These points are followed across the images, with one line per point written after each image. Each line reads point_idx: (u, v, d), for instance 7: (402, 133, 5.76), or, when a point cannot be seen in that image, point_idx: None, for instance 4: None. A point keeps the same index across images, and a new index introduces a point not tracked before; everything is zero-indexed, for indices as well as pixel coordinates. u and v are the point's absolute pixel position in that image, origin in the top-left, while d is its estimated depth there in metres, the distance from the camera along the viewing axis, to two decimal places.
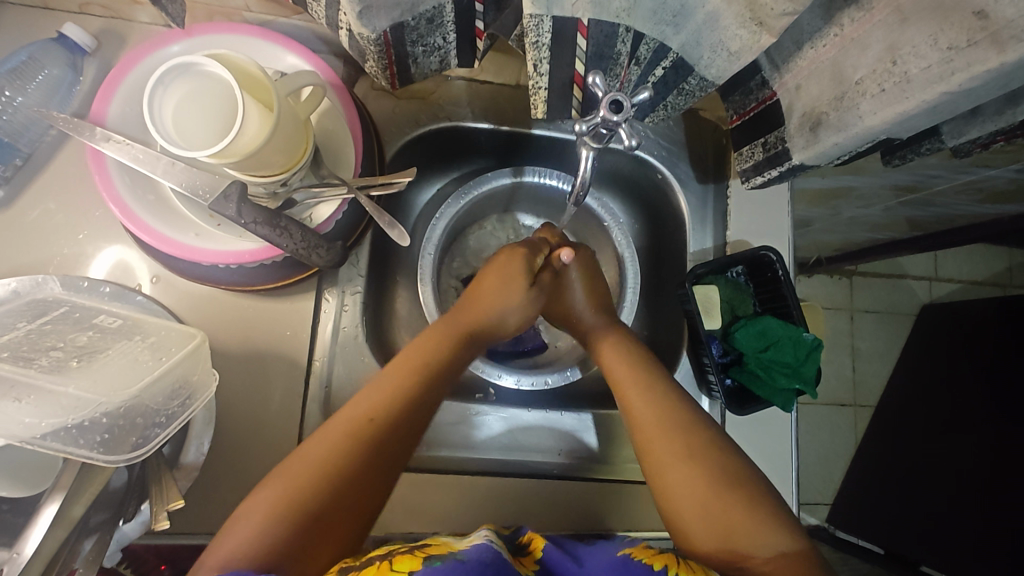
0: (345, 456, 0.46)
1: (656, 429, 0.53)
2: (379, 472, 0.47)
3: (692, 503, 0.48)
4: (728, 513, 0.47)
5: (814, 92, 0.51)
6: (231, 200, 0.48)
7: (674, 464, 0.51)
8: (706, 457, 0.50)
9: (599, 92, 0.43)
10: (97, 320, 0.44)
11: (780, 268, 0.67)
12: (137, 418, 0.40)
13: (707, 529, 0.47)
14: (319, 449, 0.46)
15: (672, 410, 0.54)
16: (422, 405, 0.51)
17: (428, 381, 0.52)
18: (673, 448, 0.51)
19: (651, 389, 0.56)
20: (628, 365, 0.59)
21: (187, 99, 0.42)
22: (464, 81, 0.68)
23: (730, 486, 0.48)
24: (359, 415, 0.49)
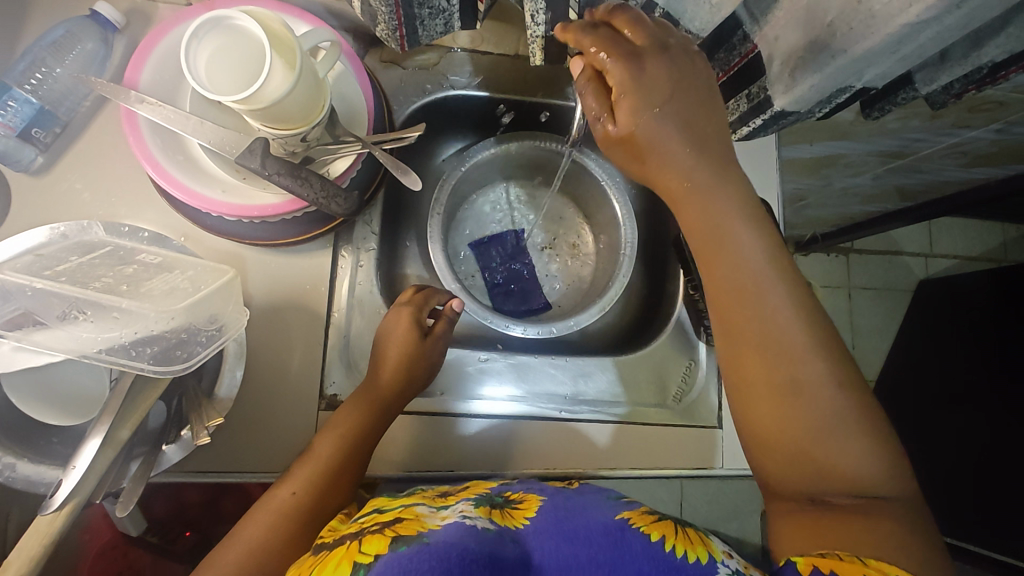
0: (309, 493, 0.52)
1: (756, 327, 0.46)
2: (332, 493, 0.53)
3: (791, 427, 0.44)
4: (814, 437, 0.44)
5: (791, 40, 0.54)
6: (256, 153, 0.54)
7: (774, 381, 0.45)
8: (820, 377, 0.44)
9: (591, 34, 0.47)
10: (139, 258, 0.48)
11: (769, 217, 0.72)
12: (182, 334, 0.44)
13: (788, 453, 0.45)
14: (264, 514, 0.50)
15: (802, 325, 0.45)
16: (368, 438, 0.58)
17: (380, 417, 0.59)
18: (767, 354, 0.45)
19: (771, 278, 0.46)
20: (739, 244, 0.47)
21: (218, 51, 0.47)
22: (466, 52, 0.73)
23: (839, 410, 0.44)
24: (301, 474, 0.53)
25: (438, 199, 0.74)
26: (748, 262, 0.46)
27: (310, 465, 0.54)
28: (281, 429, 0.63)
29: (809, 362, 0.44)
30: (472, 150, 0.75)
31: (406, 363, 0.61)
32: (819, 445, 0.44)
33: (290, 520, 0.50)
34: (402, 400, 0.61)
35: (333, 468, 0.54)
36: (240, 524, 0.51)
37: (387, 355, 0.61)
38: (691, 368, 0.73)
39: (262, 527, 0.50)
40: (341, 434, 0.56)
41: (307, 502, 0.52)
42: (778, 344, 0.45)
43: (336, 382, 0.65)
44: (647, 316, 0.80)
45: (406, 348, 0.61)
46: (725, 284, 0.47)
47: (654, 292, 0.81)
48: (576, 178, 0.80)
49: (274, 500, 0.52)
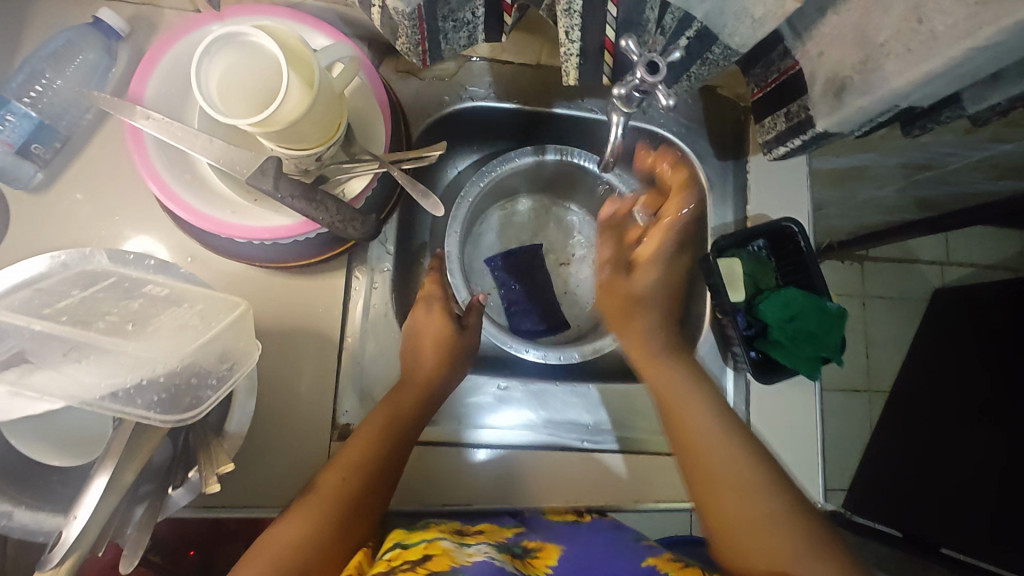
0: (350, 490, 0.51)
1: (738, 486, 0.49)
2: (371, 489, 0.52)
3: (755, 541, 0.47)
4: (780, 556, 0.46)
5: (837, 56, 0.51)
6: (267, 174, 0.50)
7: (740, 489, 0.49)
8: (776, 492, 0.49)
9: (634, 56, 0.44)
10: (146, 290, 0.45)
11: (803, 239, 0.68)
12: (191, 377, 0.41)
13: (756, 561, 0.47)
14: (302, 514, 0.48)
15: (732, 423, 0.53)
16: (407, 433, 0.57)
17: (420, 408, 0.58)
18: (744, 510, 0.48)
19: (730, 445, 0.51)
20: (724, 455, 0.51)
21: (230, 69, 0.43)
22: (486, 62, 0.69)
23: (802, 539, 0.46)
24: (348, 460, 0.53)
25: (454, 219, 0.71)
26: (698, 407, 0.54)
27: (358, 450, 0.54)
28: (291, 461, 0.60)
29: (795, 522, 0.47)
30: (491, 166, 0.72)
31: (444, 348, 0.61)
32: (780, 550, 0.46)
33: (337, 506, 0.50)
34: (444, 389, 0.61)
35: (381, 456, 0.53)
36: (287, 513, 0.49)
37: (426, 343, 0.61)
38: (718, 396, 0.70)
39: (310, 513, 0.49)
40: (388, 419, 0.56)
41: (355, 488, 0.51)
42: (716, 447, 0.51)
43: (348, 411, 0.63)
44: (670, 339, 0.78)
45: (446, 340, 0.61)
46: (713, 462, 0.51)
47: None
48: (600, 195, 0.77)
49: (321, 484, 0.51)
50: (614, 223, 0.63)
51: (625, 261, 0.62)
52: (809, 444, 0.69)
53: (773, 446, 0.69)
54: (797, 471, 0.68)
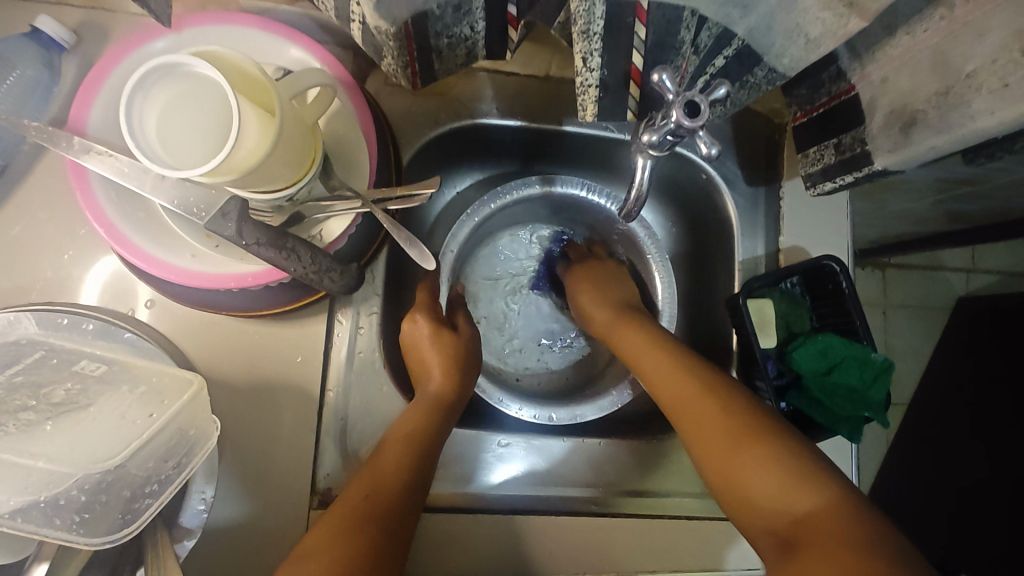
0: (377, 506, 0.44)
1: (713, 430, 0.47)
2: (396, 508, 0.45)
3: (744, 479, 0.44)
4: (775, 487, 0.42)
5: (907, 84, 0.44)
6: (230, 219, 0.42)
7: (714, 429, 0.47)
8: (750, 423, 0.46)
9: (669, 93, 0.37)
10: (79, 367, 0.38)
11: (845, 280, 0.60)
12: (122, 491, 0.35)
13: (768, 507, 0.42)
14: (326, 541, 0.41)
15: (690, 367, 0.52)
16: (428, 451, 0.50)
17: (440, 422, 0.52)
18: (724, 449, 0.45)
19: (710, 394, 0.49)
20: (700, 410, 0.48)
21: (173, 108, 0.36)
22: (488, 73, 0.61)
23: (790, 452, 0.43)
24: (364, 479, 0.47)
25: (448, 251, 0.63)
26: (676, 371, 0.52)
27: (379, 470, 0.47)
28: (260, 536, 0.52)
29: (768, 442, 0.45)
30: (496, 194, 0.63)
31: (452, 362, 0.56)
32: (781, 482, 0.42)
33: (364, 524, 0.42)
34: (460, 405, 0.55)
35: (403, 470, 0.47)
36: (298, 547, 0.41)
37: (428, 352, 0.56)
38: None
39: (324, 532, 0.42)
40: (406, 433, 0.50)
41: (380, 504, 0.44)
42: (686, 398, 0.50)
43: (330, 473, 0.54)
44: None
45: (447, 348, 0.56)
46: (690, 422, 0.48)
47: (698, 355, 0.70)
48: (615, 230, 0.69)
49: (339, 508, 0.44)
50: (588, 274, 0.66)
51: (620, 304, 0.62)
52: None
53: None
54: None
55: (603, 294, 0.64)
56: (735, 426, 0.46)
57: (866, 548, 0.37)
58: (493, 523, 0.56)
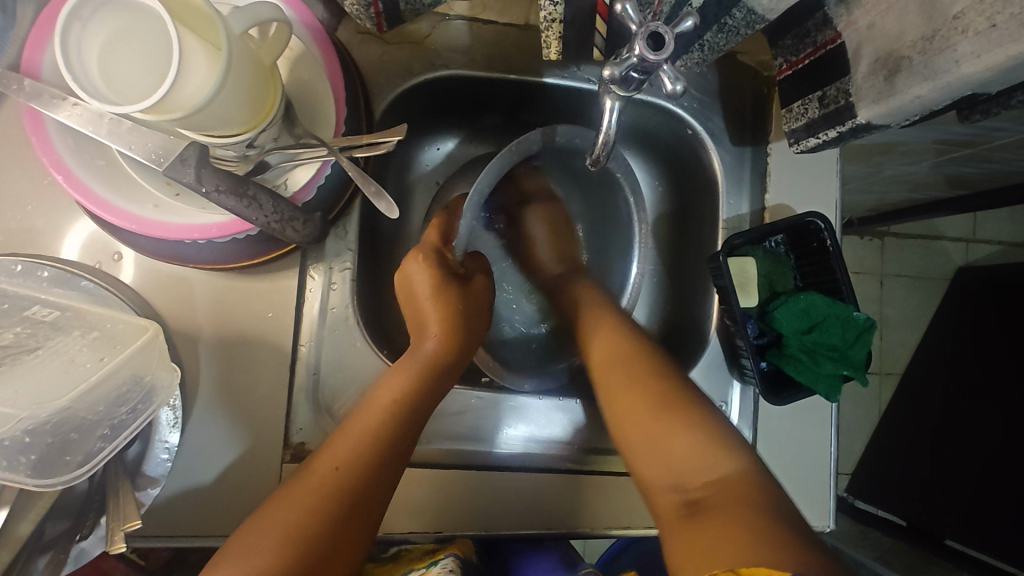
0: (350, 473, 0.43)
1: (615, 373, 0.53)
2: (376, 474, 0.44)
3: (660, 444, 0.46)
4: (655, 432, 0.47)
5: (893, 29, 0.42)
6: (189, 164, 0.41)
7: (636, 412, 0.49)
8: (649, 379, 0.51)
9: (632, 24, 0.35)
10: (30, 312, 0.38)
11: (829, 236, 0.58)
12: (72, 432, 0.35)
13: (661, 465, 0.46)
14: (288, 505, 0.42)
15: (624, 341, 0.55)
16: (415, 415, 0.49)
17: (428, 386, 0.50)
18: (630, 387, 0.51)
19: (621, 343, 0.55)
20: (624, 370, 0.53)
21: (114, 40, 0.34)
22: (464, 21, 0.58)
23: (666, 413, 0.48)
24: (343, 448, 0.45)
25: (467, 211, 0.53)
26: (604, 327, 0.57)
27: (356, 430, 0.46)
28: (228, 490, 0.52)
29: (661, 397, 0.49)
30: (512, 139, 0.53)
31: (448, 318, 0.54)
32: (698, 451, 0.45)
33: (326, 501, 0.42)
34: (458, 364, 0.54)
35: (382, 437, 0.46)
36: (265, 510, 0.42)
37: (427, 305, 0.54)
38: (723, 412, 0.63)
39: (292, 499, 0.42)
40: (386, 397, 0.48)
41: (358, 472, 0.44)
42: (616, 371, 0.53)
43: (303, 426, 0.54)
44: (673, 340, 0.69)
45: (446, 301, 0.54)
46: (598, 356, 0.55)
47: (680, 316, 0.69)
48: (607, 189, 0.64)
49: (312, 471, 0.44)
50: (558, 235, 0.68)
51: (567, 253, 0.68)
52: (824, 466, 0.62)
53: (784, 468, 0.61)
54: (808, 497, 0.61)
55: (549, 212, 0.67)
56: (651, 383, 0.51)
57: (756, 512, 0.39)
58: (473, 480, 0.57)
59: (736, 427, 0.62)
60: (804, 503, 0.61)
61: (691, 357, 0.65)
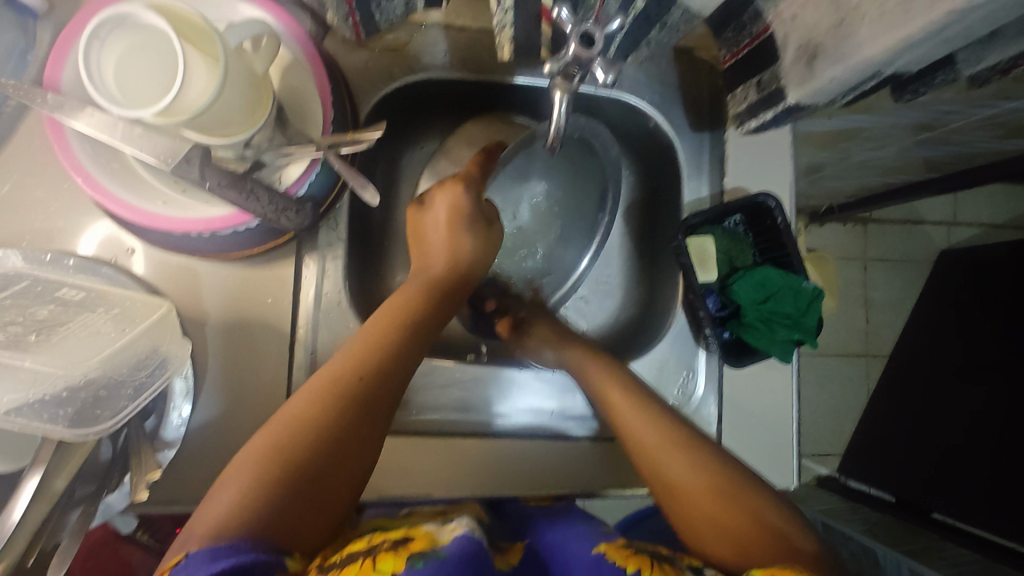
0: (365, 370, 0.45)
1: (644, 434, 0.51)
2: (388, 377, 0.46)
3: (715, 519, 0.46)
4: (703, 511, 0.46)
5: (810, 20, 0.47)
6: (194, 163, 0.47)
7: (686, 474, 0.48)
8: (694, 447, 0.50)
9: (567, 25, 0.40)
10: (60, 293, 0.44)
11: (781, 215, 0.63)
12: (100, 390, 0.40)
13: (724, 537, 0.45)
14: (308, 393, 0.44)
15: (660, 417, 0.52)
16: (426, 329, 0.51)
17: (436, 303, 0.53)
18: (675, 456, 0.49)
19: (648, 408, 0.53)
20: (660, 445, 0.50)
21: (128, 55, 0.40)
22: (440, 28, 0.64)
23: (716, 490, 0.47)
24: (355, 355, 0.46)
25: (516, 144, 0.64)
26: (632, 401, 0.54)
27: (371, 330, 0.48)
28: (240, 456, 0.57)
29: (712, 468, 0.48)
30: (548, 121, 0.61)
31: (452, 244, 0.58)
32: (761, 524, 0.45)
33: (343, 403, 0.43)
34: (461, 285, 0.57)
35: (395, 339, 0.48)
36: (288, 400, 0.44)
37: (441, 237, 0.58)
38: (689, 379, 0.68)
39: (314, 390, 0.44)
40: (398, 309, 0.50)
41: (373, 378, 0.45)
42: (651, 434, 0.51)
43: None
44: (644, 317, 0.74)
45: (456, 236, 0.58)
46: (625, 420, 0.53)
47: (651, 295, 0.74)
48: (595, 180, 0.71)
49: (326, 373, 0.45)
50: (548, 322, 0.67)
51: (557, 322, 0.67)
52: (786, 425, 0.67)
53: (748, 430, 0.67)
54: (772, 455, 0.66)
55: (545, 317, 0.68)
56: (694, 455, 0.49)
57: None
58: (458, 446, 0.62)
59: (702, 393, 0.67)
60: (767, 461, 0.66)
61: (660, 331, 0.70)
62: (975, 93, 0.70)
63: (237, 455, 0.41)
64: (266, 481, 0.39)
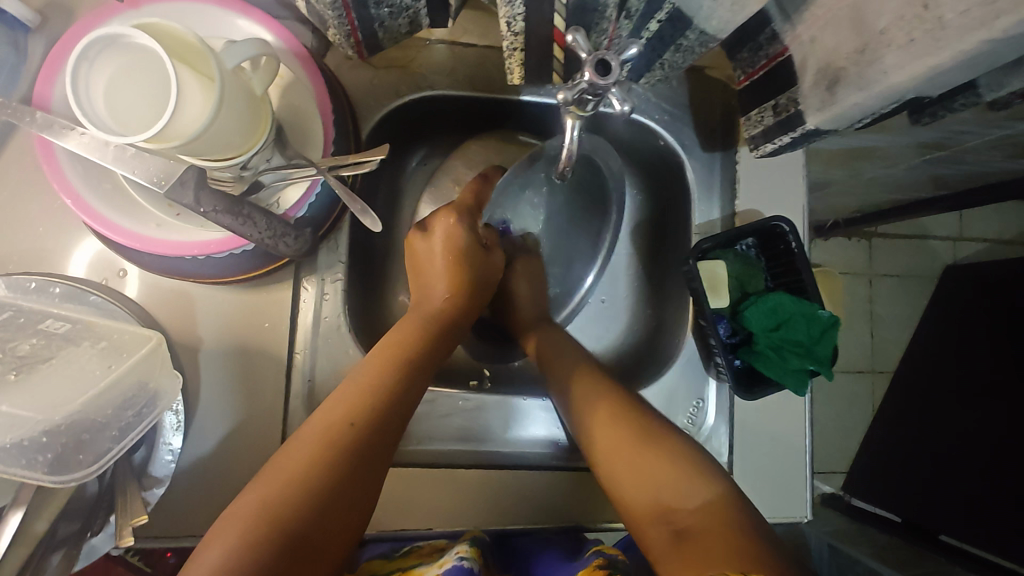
0: (362, 413, 0.45)
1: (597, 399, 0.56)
2: (385, 420, 0.46)
3: (645, 476, 0.50)
4: (629, 461, 0.51)
5: (831, 44, 0.45)
6: (188, 186, 0.46)
7: (623, 437, 0.52)
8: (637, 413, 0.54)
9: (582, 52, 0.38)
10: (43, 325, 0.44)
11: (794, 240, 0.61)
12: (83, 433, 0.40)
13: (642, 492, 0.49)
14: (301, 445, 0.43)
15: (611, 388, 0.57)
16: (423, 369, 0.51)
17: (433, 342, 0.53)
18: (613, 413, 0.54)
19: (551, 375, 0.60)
20: (608, 406, 0.55)
21: (119, 77, 0.38)
22: (445, 44, 0.62)
23: (644, 444, 0.51)
24: (349, 402, 0.45)
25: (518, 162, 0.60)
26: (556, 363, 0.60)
27: (366, 368, 0.49)
28: (233, 488, 0.55)
29: (654, 432, 0.52)
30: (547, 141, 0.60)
31: (451, 275, 0.58)
32: (673, 485, 0.48)
33: (339, 452, 0.42)
34: (458, 323, 0.57)
35: (393, 378, 0.48)
36: (278, 454, 0.43)
37: (438, 268, 0.58)
38: (700, 409, 0.66)
39: (306, 443, 0.43)
40: (394, 349, 0.50)
41: (371, 420, 0.45)
42: (604, 401, 0.56)
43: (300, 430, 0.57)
44: (653, 341, 0.72)
45: (455, 266, 0.58)
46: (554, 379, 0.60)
47: (660, 318, 0.72)
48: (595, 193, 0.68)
49: (322, 421, 0.45)
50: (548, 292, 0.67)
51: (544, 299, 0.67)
52: (799, 457, 0.65)
53: (760, 462, 0.64)
54: (784, 488, 0.64)
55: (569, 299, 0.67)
56: (629, 414, 0.54)
57: (739, 531, 0.44)
58: (454, 477, 0.60)
59: (713, 423, 0.65)
60: (779, 494, 0.64)
61: (669, 357, 0.68)
62: (994, 115, 0.68)
63: (221, 517, 0.40)
64: (256, 540, 0.37)
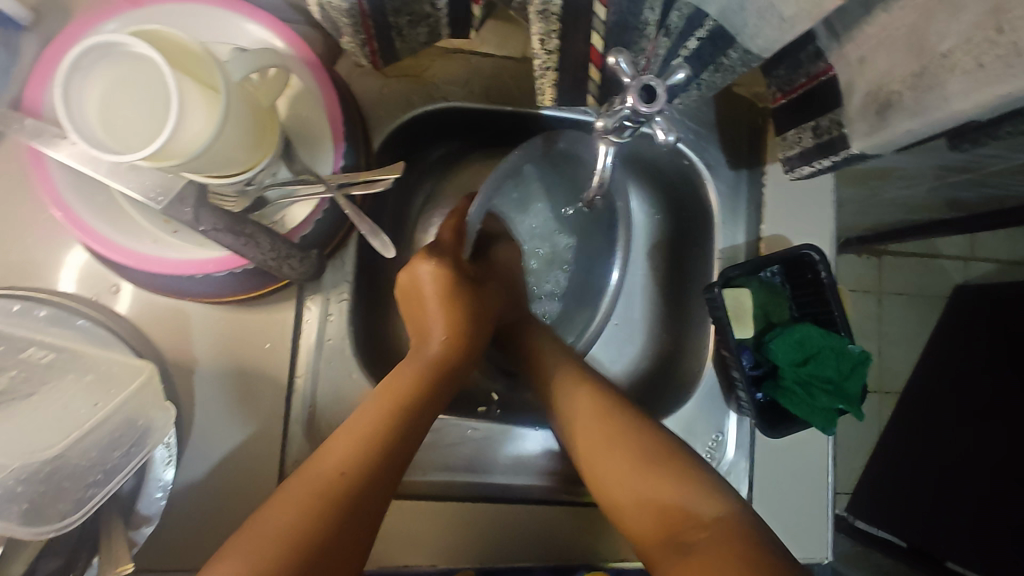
0: (352, 468, 0.42)
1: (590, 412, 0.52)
2: (379, 478, 0.42)
3: (648, 497, 0.46)
4: (629, 479, 0.47)
5: (883, 66, 0.42)
6: (186, 203, 0.41)
7: (625, 458, 0.48)
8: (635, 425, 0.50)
9: (625, 77, 0.37)
10: (26, 354, 0.41)
11: (824, 270, 0.58)
12: (65, 480, 0.39)
13: (647, 510, 0.46)
14: (287, 506, 0.39)
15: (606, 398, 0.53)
16: (418, 421, 0.47)
17: (431, 391, 0.49)
18: (609, 427, 0.50)
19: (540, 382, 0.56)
20: (599, 420, 0.51)
21: (114, 89, 0.35)
22: (460, 54, 0.59)
23: (648, 462, 0.47)
24: (341, 453, 0.42)
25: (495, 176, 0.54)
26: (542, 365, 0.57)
27: (357, 421, 0.45)
28: (225, 519, 0.52)
29: (657, 450, 0.48)
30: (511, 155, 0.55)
31: (446, 314, 0.53)
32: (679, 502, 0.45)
33: (327, 516, 0.39)
34: (460, 370, 0.53)
35: (386, 431, 0.44)
36: (258, 513, 0.40)
37: (432, 311, 0.53)
38: (719, 443, 0.62)
39: (289, 506, 0.39)
40: (389, 399, 0.46)
41: (362, 479, 0.41)
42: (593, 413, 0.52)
43: (298, 458, 0.54)
44: (670, 367, 0.69)
45: (451, 306, 0.54)
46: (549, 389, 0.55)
47: (677, 344, 0.69)
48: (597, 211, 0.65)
49: (307, 480, 0.41)
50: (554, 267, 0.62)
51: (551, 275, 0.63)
52: (821, 495, 0.62)
53: (781, 498, 0.62)
54: (805, 526, 0.62)
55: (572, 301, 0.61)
56: (631, 432, 0.50)
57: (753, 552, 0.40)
58: (455, 508, 0.57)
59: (733, 457, 0.62)
60: (801, 533, 0.61)
61: (687, 386, 0.65)
62: None
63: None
64: None
